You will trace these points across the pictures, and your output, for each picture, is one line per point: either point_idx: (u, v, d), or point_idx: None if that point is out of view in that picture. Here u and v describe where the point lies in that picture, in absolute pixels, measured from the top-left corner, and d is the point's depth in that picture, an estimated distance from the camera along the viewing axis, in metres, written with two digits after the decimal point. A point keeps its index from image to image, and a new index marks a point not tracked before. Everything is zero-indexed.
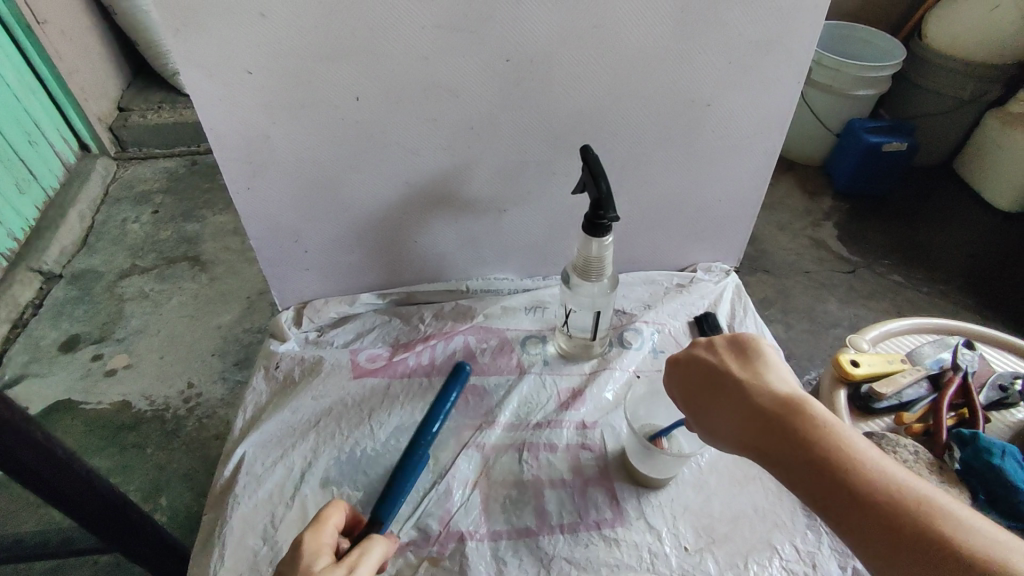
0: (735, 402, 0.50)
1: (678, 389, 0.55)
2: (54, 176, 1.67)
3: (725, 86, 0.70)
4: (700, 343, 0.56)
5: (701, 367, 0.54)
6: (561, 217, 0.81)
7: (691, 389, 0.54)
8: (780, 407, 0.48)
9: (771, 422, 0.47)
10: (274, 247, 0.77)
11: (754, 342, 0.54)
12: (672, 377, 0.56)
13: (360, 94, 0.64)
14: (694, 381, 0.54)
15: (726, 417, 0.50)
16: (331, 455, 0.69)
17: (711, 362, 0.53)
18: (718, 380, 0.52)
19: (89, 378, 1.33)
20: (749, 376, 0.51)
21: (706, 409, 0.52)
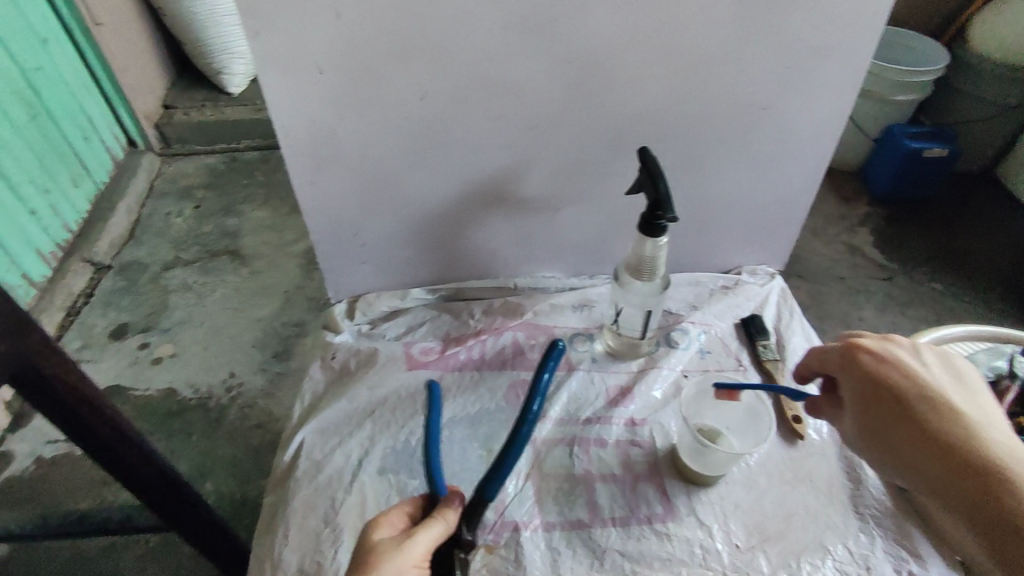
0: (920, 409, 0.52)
1: (856, 373, 0.56)
2: (105, 170, 1.74)
3: (782, 90, 0.71)
4: (891, 342, 0.57)
5: (901, 366, 0.54)
6: (610, 216, 0.82)
7: (875, 380, 0.55)
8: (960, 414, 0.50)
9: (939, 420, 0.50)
10: (332, 241, 0.80)
11: (960, 365, 0.55)
12: (852, 361, 0.57)
13: (425, 94, 0.66)
14: (884, 375, 0.54)
15: (896, 404, 0.53)
16: (388, 443, 0.71)
17: (909, 360, 0.54)
18: (915, 383, 0.53)
19: (137, 365, 1.37)
20: (956, 393, 0.52)
21: (879, 389, 0.54)
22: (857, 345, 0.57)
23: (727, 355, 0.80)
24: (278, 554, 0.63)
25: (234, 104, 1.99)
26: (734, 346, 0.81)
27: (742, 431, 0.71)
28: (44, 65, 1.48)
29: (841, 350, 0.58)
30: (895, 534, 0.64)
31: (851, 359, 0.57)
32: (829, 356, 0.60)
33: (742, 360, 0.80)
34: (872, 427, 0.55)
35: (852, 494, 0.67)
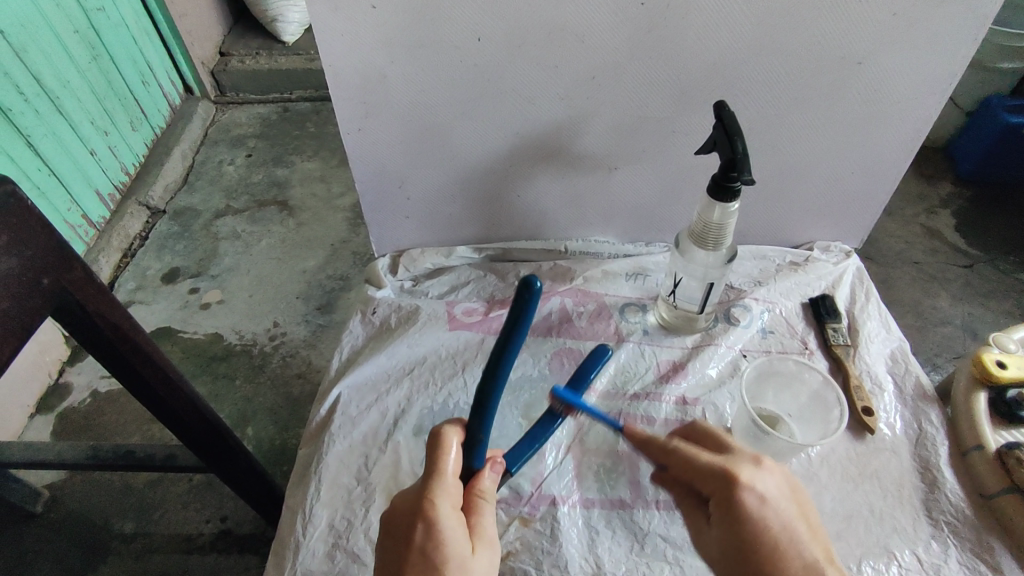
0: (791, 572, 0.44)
1: (735, 510, 0.46)
2: (161, 115, 1.75)
3: (886, 41, 0.62)
4: (750, 474, 0.47)
5: (779, 518, 0.45)
6: (674, 179, 0.75)
7: (750, 530, 0.45)
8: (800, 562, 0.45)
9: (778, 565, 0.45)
10: (377, 191, 0.76)
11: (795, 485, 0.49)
12: (733, 491, 0.46)
13: (482, 35, 0.61)
14: (759, 529, 0.45)
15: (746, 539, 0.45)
16: (425, 404, 0.68)
17: (770, 493, 0.46)
18: (788, 543, 0.45)
19: (187, 309, 1.40)
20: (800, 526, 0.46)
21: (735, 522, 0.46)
22: (738, 481, 0.46)
23: (792, 336, 0.74)
24: (310, 508, 0.61)
25: (288, 54, 1.97)
26: (800, 327, 0.75)
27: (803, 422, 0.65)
28: (105, 6, 1.48)
29: (722, 474, 0.47)
30: (973, 546, 0.58)
31: (729, 497, 0.46)
32: (697, 474, 0.48)
33: (808, 343, 0.73)
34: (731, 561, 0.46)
35: (925, 497, 0.61)
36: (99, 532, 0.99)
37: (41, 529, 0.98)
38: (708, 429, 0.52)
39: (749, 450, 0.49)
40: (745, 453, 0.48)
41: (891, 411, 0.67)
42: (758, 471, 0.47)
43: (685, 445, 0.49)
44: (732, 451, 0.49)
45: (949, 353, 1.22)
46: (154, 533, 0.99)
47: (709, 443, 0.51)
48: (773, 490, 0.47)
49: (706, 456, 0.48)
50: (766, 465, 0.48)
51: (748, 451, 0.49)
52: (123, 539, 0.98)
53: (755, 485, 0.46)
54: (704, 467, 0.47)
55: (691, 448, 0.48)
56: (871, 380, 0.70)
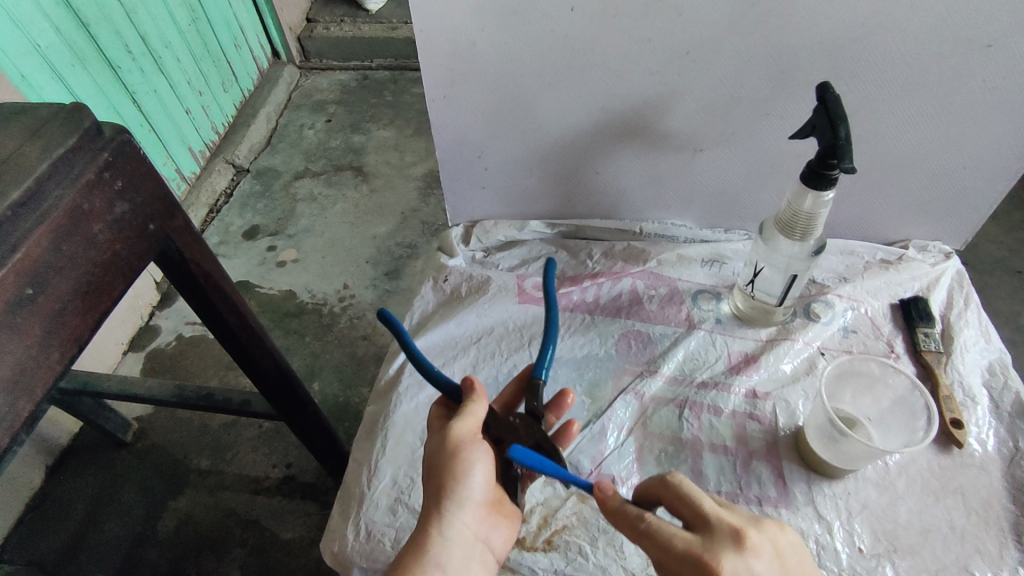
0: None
1: None
2: (250, 79, 1.83)
3: (1021, 24, 0.56)
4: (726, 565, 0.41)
5: None
6: (762, 164, 0.72)
7: None
8: None
9: None
10: (457, 160, 0.77)
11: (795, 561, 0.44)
12: None
13: (575, 5, 0.59)
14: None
15: None
16: (490, 373, 0.70)
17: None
18: None
19: (264, 266, 1.47)
20: None
21: None
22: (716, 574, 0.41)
23: (877, 337, 0.70)
24: (375, 461, 0.64)
25: (370, 21, 2.01)
26: (887, 329, 0.71)
27: (860, 407, 0.65)
28: None
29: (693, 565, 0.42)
30: None
31: None
32: (671, 560, 0.44)
33: (895, 347, 0.69)
34: None
35: (1014, 521, 0.57)
36: (178, 465, 1.07)
37: (130, 456, 1.07)
38: (687, 492, 0.46)
39: (737, 523, 0.44)
40: (721, 534, 0.43)
41: (983, 425, 0.63)
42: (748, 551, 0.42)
43: (659, 528, 0.45)
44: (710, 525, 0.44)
45: None
46: (225, 472, 1.06)
47: (686, 510, 0.46)
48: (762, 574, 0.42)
49: (677, 537, 0.44)
50: (754, 544, 0.43)
51: (730, 522, 0.44)
52: (199, 473, 1.06)
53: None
54: (675, 554, 0.43)
55: (665, 531, 0.44)
56: (962, 392, 0.65)
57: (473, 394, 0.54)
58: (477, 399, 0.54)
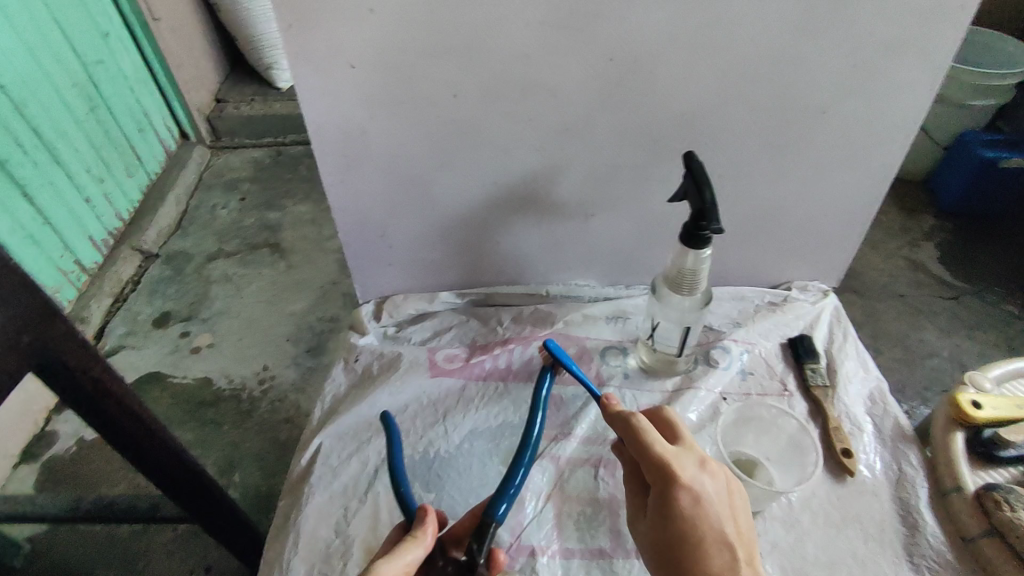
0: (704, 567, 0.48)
1: (668, 504, 0.49)
2: (157, 162, 1.79)
3: (847, 93, 0.65)
4: (686, 475, 0.50)
5: (708, 515, 0.49)
6: (652, 225, 0.77)
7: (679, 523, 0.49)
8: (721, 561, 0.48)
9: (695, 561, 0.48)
10: (361, 241, 0.78)
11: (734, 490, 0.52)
12: (670, 485, 0.49)
13: (458, 92, 0.63)
14: (687, 522, 0.49)
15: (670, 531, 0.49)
16: (406, 454, 0.68)
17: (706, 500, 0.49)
18: (713, 541, 0.48)
19: (176, 354, 1.40)
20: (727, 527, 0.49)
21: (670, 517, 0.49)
22: (677, 480, 0.49)
23: (771, 378, 0.75)
24: (287, 562, 0.61)
25: (281, 99, 2.02)
26: (780, 368, 0.75)
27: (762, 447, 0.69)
28: (105, 59, 1.53)
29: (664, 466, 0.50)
30: None
31: (666, 489, 0.49)
32: (645, 457, 0.51)
33: (787, 385, 0.74)
34: (659, 547, 0.50)
35: (907, 542, 0.61)
36: None
37: None
38: (673, 423, 0.56)
39: (702, 453, 0.53)
40: (690, 449, 0.52)
41: (870, 451, 0.68)
42: (704, 478, 0.50)
43: (645, 427, 0.52)
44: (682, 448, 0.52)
45: (938, 386, 1.26)
46: None
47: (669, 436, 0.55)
48: (711, 491, 0.50)
49: (658, 445, 0.51)
50: (712, 469, 0.51)
51: (700, 453, 0.52)
52: None
53: (691, 488, 0.49)
54: (650, 458, 0.50)
55: (648, 431, 0.52)
56: (850, 421, 0.70)
57: (420, 529, 0.50)
58: (421, 542, 0.49)
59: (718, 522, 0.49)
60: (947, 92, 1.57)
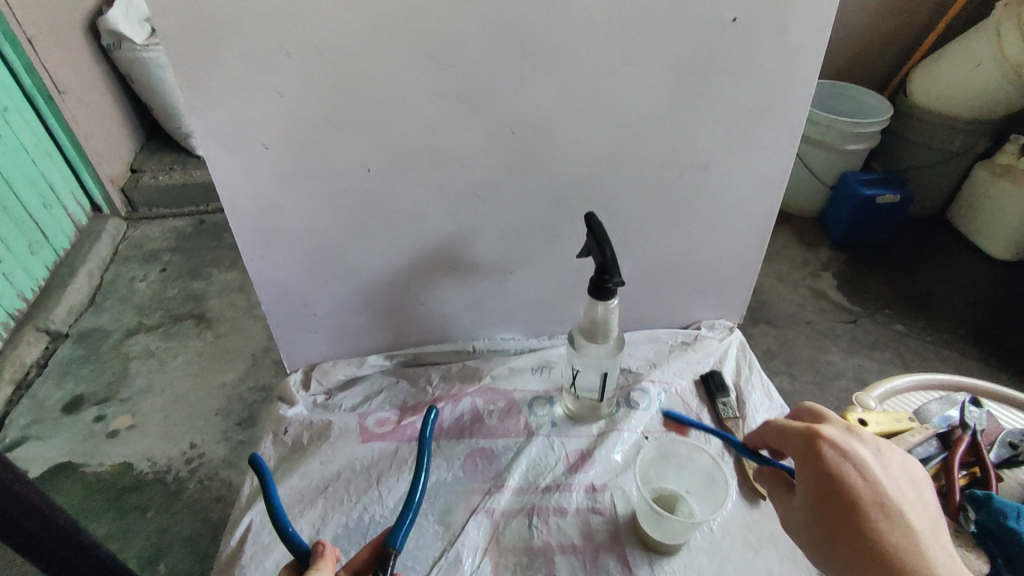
0: (874, 521, 0.50)
1: (814, 461, 0.55)
2: (66, 237, 1.73)
3: (721, 153, 0.73)
4: (862, 444, 0.54)
5: (861, 464, 0.53)
6: (566, 277, 0.82)
7: (830, 475, 0.53)
8: (874, 501, 0.51)
9: (852, 504, 0.51)
10: (284, 312, 0.79)
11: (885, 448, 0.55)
12: (813, 444, 0.55)
13: (370, 166, 0.67)
14: (839, 470, 0.53)
15: (827, 487, 0.53)
16: (340, 522, 0.68)
17: (848, 453, 0.54)
18: (866, 484, 0.52)
19: (91, 440, 1.32)
20: (881, 475, 0.53)
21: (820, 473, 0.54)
22: (819, 436, 0.55)
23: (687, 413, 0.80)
24: None
25: (202, 167, 2.01)
26: (694, 404, 0.81)
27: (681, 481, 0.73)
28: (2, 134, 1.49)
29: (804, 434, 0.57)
30: None
31: (811, 448, 0.55)
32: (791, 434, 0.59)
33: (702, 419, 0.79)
34: (819, 506, 0.53)
35: None
36: None
37: None
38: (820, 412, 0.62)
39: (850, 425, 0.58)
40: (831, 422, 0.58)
41: None
42: (888, 455, 0.54)
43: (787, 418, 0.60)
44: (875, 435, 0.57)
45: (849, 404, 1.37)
46: None
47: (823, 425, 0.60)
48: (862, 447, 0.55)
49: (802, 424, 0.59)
50: (858, 431, 0.56)
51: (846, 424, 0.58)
52: None
53: (835, 443, 0.55)
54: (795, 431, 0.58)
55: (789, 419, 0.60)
56: None
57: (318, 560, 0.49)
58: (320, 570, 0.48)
59: (891, 486, 0.52)
60: (826, 137, 1.76)
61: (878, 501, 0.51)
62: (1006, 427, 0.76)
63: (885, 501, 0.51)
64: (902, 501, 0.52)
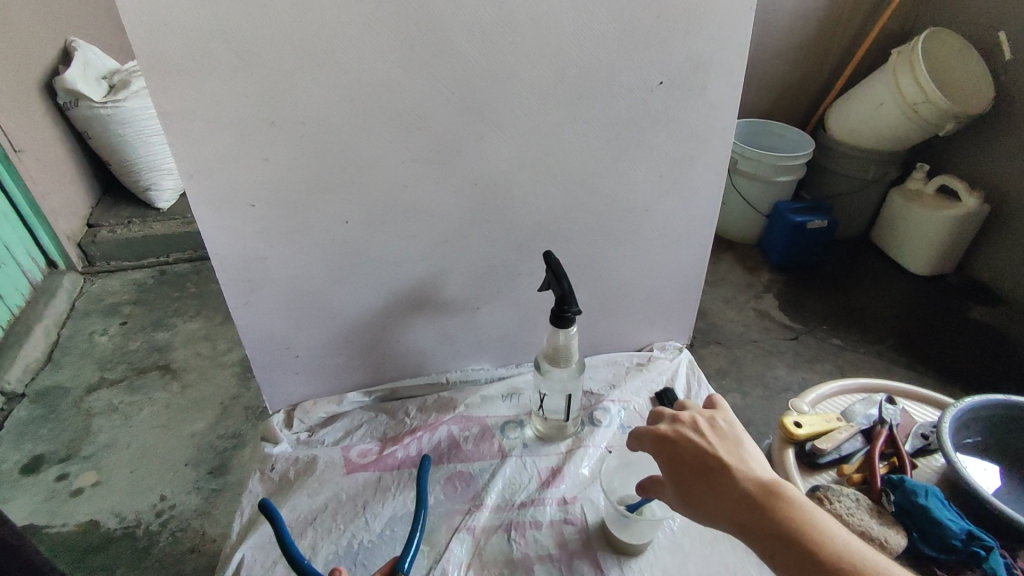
0: (722, 482, 0.55)
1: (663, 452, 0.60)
2: (21, 295, 1.70)
3: (659, 195, 0.83)
4: (689, 422, 0.60)
5: (690, 438, 0.59)
6: (530, 310, 0.90)
7: (674, 458, 0.58)
8: (715, 465, 0.56)
9: (705, 474, 0.56)
10: (267, 355, 0.84)
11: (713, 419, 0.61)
12: (655, 436, 0.61)
13: (348, 218, 0.74)
14: (679, 450, 0.59)
15: (679, 470, 0.58)
16: (331, 549, 0.72)
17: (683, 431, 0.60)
18: (699, 452, 0.57)
19: (55, 500, 1.30)
20: (713, 441, 0.58)
21: (670, 459, 0.59)
22: (655, 430, 0.61)
23: None
24: None
25: (163, 219, 2.02)
26: None
27: None
28: None
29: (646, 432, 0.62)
30: None
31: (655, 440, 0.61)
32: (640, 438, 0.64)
33: None
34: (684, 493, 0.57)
35: None
36: None
37: None
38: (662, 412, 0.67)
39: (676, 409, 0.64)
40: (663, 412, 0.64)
41: None
42: (704, 421, 0.61)
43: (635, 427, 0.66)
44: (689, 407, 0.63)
45: None
46: None
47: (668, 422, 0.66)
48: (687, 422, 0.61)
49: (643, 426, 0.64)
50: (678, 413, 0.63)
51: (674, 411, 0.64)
52: None
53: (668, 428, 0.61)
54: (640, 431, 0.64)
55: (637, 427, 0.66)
56: None
57: None
58: None
59: (717, 446, 0.58)
60: (758, 171, 1.93)
61: (717, 463, 0.56)
62: (919, 422, 0.87)
63: (722, 462, 0.56)
64: (732, 452, 0.57)
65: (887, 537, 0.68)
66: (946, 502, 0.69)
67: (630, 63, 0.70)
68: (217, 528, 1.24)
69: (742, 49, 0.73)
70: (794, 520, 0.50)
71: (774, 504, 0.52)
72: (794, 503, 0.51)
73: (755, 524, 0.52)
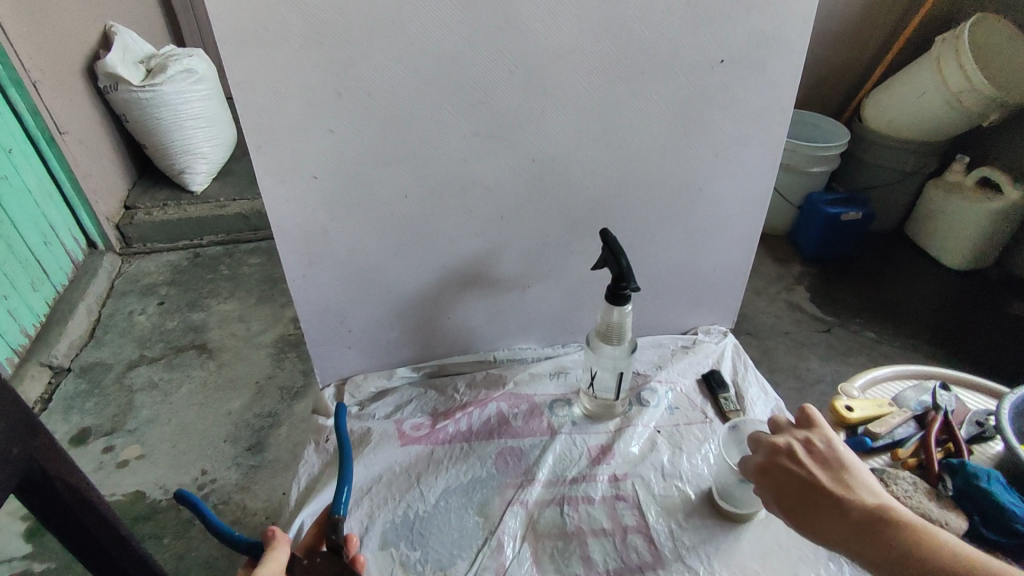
0: (832, 511, 0.57)
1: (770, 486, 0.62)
2: (65, 273, 1.74)
3: (715, 175, 0.83)
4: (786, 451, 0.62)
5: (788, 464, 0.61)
6: (579, 290, 0.91)
7: (781, 490, 0.60)
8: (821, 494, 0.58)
9: (811, 505, 0.58)
10: (322, 328, 0.85)
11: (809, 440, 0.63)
12: (759, 471, 0.63)
13: (407, 193, 0.74)
14: (781, 480, 0.61)
15: (787, 502, 0.60)
16: (386, 519, 0.73)
17: (783, 459, 0.62)
18: (798, 480, 0.60)
19: (101, 471, 1.33)
20: (812, 468, 0.60)
21: (777, 492, 0.61)
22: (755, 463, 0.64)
23: (694, 409, 0.88)
24: None
25: (197, 202, 2.05)
26: (699, 400, 0.89)
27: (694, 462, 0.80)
28: (9, 174, 1.52)
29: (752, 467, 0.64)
30: None
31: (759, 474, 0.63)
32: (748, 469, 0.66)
33: (707, 412, 0.87)
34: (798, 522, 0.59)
35: None
36: None
37: None
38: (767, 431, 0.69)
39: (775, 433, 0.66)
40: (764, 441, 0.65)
41: None
42: (805, 447, 0.62)
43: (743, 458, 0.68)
44: (789, 433, 0.65)
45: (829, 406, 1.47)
46: None
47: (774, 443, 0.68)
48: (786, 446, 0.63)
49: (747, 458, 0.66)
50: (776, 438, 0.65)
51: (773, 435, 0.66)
52: None
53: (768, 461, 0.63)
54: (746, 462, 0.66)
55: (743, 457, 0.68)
56: None
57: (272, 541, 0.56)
58: (275, 546, 0.56)
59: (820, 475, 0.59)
60: (793, 160, 1.91)
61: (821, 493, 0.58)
62: (973, 409, 0.86)
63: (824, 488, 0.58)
64: (836, 478, 0.59)
65: (948, 519, 0.67)
66: (1009, 486, 0.68)
67: (692, 39, 0.70)
68: (256, 501, 1.26)
69: (805, 25, 0.72)
70: (911, 540, 0.51)
71: (886, 528, 0.53)
72: (906, 524, 0.52)
73: (875, 552, 0.53)
